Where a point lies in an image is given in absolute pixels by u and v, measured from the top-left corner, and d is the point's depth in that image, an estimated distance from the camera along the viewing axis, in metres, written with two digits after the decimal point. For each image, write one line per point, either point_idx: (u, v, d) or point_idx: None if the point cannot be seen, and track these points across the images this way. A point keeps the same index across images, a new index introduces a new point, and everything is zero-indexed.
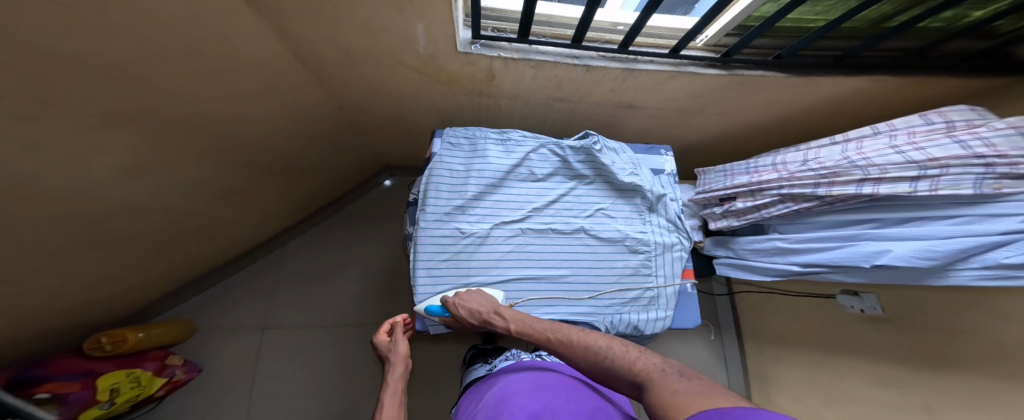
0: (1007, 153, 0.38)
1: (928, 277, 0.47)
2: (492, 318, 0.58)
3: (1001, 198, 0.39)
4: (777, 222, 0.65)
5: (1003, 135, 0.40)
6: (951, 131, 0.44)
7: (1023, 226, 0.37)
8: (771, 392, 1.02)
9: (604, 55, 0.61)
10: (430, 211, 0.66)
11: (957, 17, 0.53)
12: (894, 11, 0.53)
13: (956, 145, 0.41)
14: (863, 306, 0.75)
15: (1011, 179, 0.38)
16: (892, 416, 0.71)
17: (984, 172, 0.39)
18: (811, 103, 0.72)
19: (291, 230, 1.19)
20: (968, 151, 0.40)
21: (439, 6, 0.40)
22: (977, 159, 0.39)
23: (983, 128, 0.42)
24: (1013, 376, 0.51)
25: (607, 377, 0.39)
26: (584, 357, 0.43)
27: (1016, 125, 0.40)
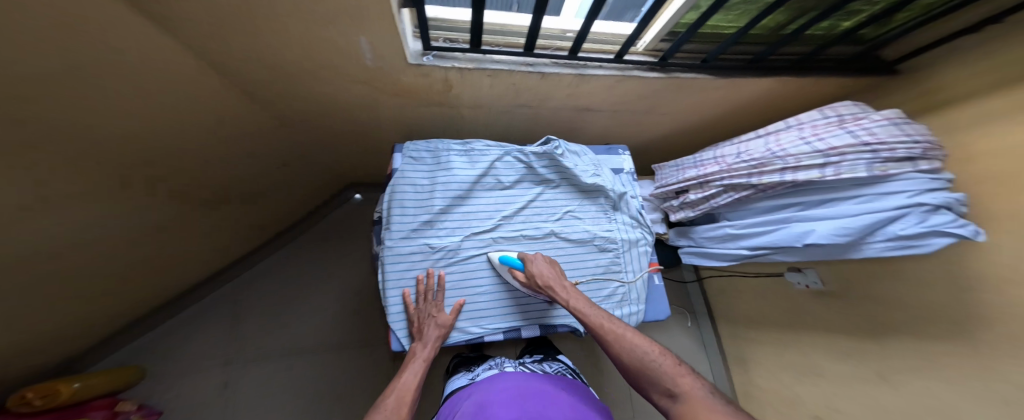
0: (888, 141, 0.46)
1: (850, 252, 0.52)
2: (553, 287, 0.59)
3: (891, 178, 0.47)
4: (725, 210, 0.70)
5: (882, 125, 0.48)
6: (844, 123, 0.52)
7: (908, 201, 0.44)
8: (748, 371, 1.08)
9: (556, 62, 0.64)
10: (395, 229, 0.66)
11: (832, 27, 0.64)
12: (787, 19, 0.61)
13: (848, 135, 0.49)
14: (807, 281, 0.83)
15: (893, 163, 0.46)
16: (844, 380, 0.77)
17: (873, 157, 0.47)
18: (748, 99, 0.79)
19: (256, 253, 1.15)
20: (857, 139, 0.48)
21: (379, 18, 0.39)
22: (865, 147, 0.47)
23: (866, 120, 0.50)
24: (940, 334, 0.57)
25: (641, 374, 0.45)
26: (625, 350, 0.48)
27: (889, 117, 0.49)
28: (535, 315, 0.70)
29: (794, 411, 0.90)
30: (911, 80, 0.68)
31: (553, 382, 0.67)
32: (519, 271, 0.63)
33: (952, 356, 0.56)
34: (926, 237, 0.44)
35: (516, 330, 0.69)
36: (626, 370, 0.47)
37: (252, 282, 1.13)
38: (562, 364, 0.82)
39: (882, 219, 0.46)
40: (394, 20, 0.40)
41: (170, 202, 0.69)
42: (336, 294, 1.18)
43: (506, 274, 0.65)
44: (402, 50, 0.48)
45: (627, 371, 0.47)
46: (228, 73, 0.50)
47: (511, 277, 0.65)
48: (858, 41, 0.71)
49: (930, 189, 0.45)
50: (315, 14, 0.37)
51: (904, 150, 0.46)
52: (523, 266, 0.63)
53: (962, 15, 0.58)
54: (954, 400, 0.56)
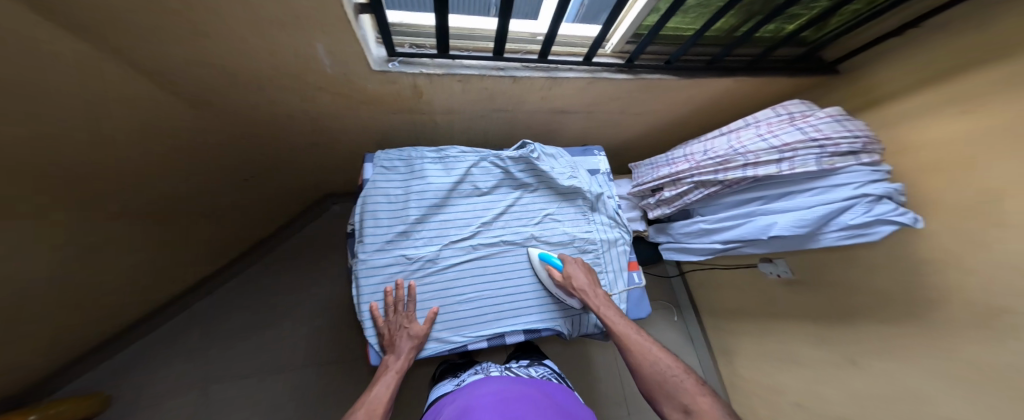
0: (833, 136, 0.50)
1: (810, 242, 0.55)
2: (587, 292, 0.62)
3: (838, 171, 0.51)
4: (698, 206, 0.73)
5: (827, 122, 0.52)
6: (794, 120, 0.56)
7: (855, 192, 0.48)
8: (734, 363, 1.09)
9: (527, 65, 0.64)
10: (369, 242, 0.64)
11: (778, 30, 0.69)
12: (738, 23, 0.66)
13: (798, 131, 0.53)
14: (778, 270, 0.87)
15: (839, 156, 0.50)
16: (819, 368, 0.80)
17: (821, 151, 0.50)
18: (713, 98, 0.82)
19: (225, 271, 1.08)
20: (806, 136, 0.51)
21: (332, 24, 0.38)
22: (813, 142, 0.51)
23: (813, 117, 0.54)
24: (895, 316, 0.62)
25: (660, 387, 0.49)
26: (648, 361, 0.52)
27: (832, 114, 0.53)
28: (555, 316, 0.70)
29: (777, 400, 0.92)
30: (856, 78, 0.74)
31: (538, 386, 0.67)
32: (557, 271, 0.65)
33: (911, 337, 0.59)
34: (872, 226, 0.48)
35: (500, 336, 0.68)
36: (643, 380, 0.51)
37: (220, 303, 1.06)
38: (549, 369, 0.81)
39: (835, 209, 0.49)
40: (350, 25, 0.39)
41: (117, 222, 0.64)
42: (314, 308, 1.13)
43: (541, 271, 0.67)
44: (363, 56, 0.47)
45: (645, 382, 0.50)
46: (174, 83, 0.47)
47: (545, 275, 0.68)
48: (802, 43, 0.76)
49: (872, 180, 0.49)
50: (262, 20, 0.36)
51: (847, 144, 0.49)
52: (561, 266, 0.66)
53: (887, 19, 0.65)
54: (917, 379, 0.58)
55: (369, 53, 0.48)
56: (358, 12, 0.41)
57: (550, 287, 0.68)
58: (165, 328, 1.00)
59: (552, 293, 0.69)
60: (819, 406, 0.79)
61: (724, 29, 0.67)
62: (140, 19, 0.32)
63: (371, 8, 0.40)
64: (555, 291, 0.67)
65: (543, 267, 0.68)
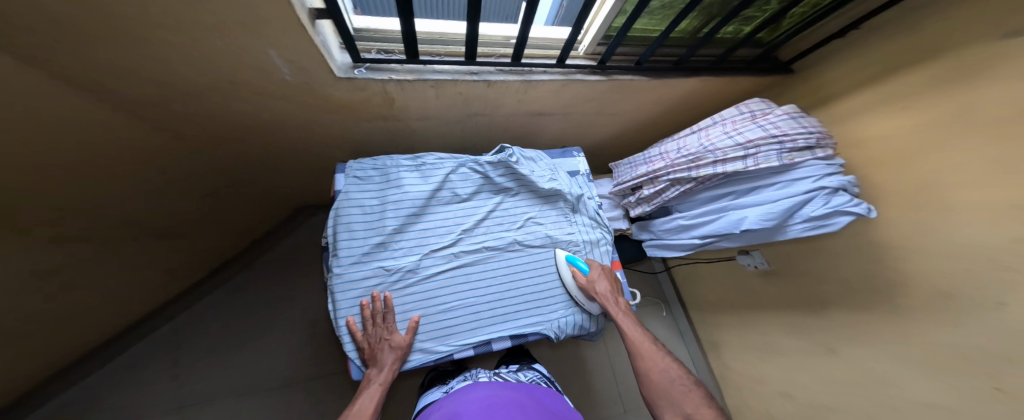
0: (790, 133, 0.54)
1: (778, 235, 0.57)
2: (606, 297, 0.64)
3: (798, 166, 0.54)
4: (676, 203, 0.74)
5: (785, 119, 0.57)
6: (755, 118, 0.60)
7: (812, 185, 0.51)
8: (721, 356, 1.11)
9: (501, 69, 0.64)
10: (344, 255, 0.61)
11: (737, 31, 0.73)
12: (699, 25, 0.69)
13: (760, 129, 0.56)
14: (755, 262, 0.90)
15: (796, 152, 0.54)
16: (799, 357, 0.82)
17: (781, 147, 0.54)
18: (685, 98, 0.85)
19: (192, 292, 1.03)
20: (767, 132, 0.55)
21: (286, 32, 0.37)
22: (773, 138, 0.55)
23: (772, 115, 0.59)
24: (862, 300, 0.65)
25: (663, 394, 0.50)
26: (656, 368, 0.54)
27: (788, 112, 0.58)
28: (543, 319, 0.69)
29: (763, 390, 0.94)
30: (812, 76, 0.78)
31: (526, 392, 0.65)
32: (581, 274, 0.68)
33: (877, 320, 0.62)
34: (832, 217, 0.51)
35: (486, 344, 0.66)
36: (648, 386, 0.53)
37: (190, 325, 1.01)
38: (538, 373, 0.80)
39: (799, 202, 0.52)
40: (305, 32, 0.37)
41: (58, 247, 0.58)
42: (294, 327, 1.08)
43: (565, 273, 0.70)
44: (323, 63, 0.45)
45: (649, 388, 0.52)
46: (115, 97, 0.44)
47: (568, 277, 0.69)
48: (758, 44, 0.80)
49: (828, 173, 0.52)
50: (201, 27, 0.33)
51: (803, 140, 0.54)
52: (586, 270, 0.69)
53: (833, 20, 0.69)
54: (887, 363, 0.61)
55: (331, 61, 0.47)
56: (314, 18, 0.39)
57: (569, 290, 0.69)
58: (129, 356, 0.94)
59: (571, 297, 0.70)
60: (802, 395, 0.81)
61: (688, 30, 0.70)
62: (61, 33, 0.29)
63: (326, 14, 0.38)
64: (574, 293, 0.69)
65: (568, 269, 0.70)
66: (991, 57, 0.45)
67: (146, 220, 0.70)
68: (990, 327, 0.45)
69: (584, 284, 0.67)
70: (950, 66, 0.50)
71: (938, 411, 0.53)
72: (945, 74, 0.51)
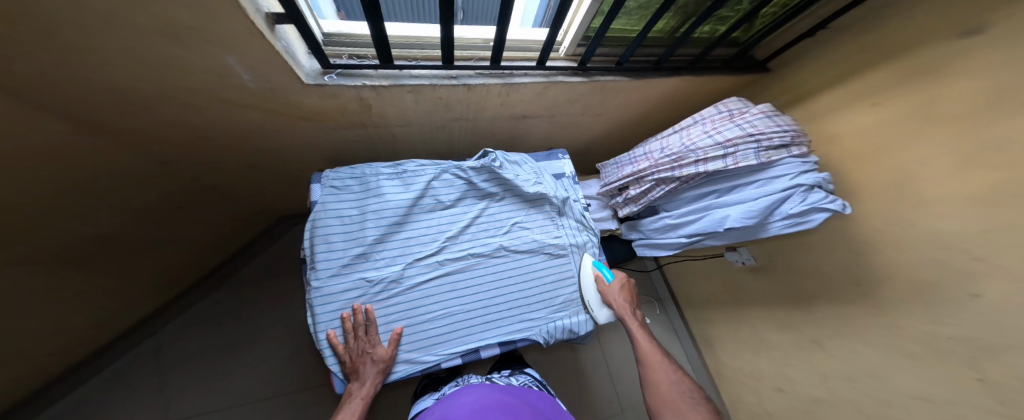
0: (766, 132, 0.55)
1: (760, 232, 0.58)
2: (625, 307, 0.66)
3: (775, 164, 0.55)
4: (662, 202, 0.74)
5: (761, 118, 0.58)
6: (733, 117, 0.61)
7: (789, 183, 0.52)
8: (715, 352, 1.12)
9: (480, 72, 0.63)
10: (322, 268, 0.59)
11: (713, 30, 0.74)
12: (675, 27, 0.71)
13: (737, 128, 0.57)
14: (743, 258, 0.90)
15: (773, 150, 0.55)
16: (788, 351, 0.83)
17: (758, 146, 0.55)
18: (667, 97, 0.86)
19: (164, 312, 0.97)
20: (744, 131, 0.56)
21: (242, 38, 0.35)
22: (751, 137, 0.56)
23: (748, 114, 0.60)
24: (847, 293, 0.65)
25: (669, 405, 0.52)
26: (665, 379, 0.55)
27: (764, 110, 0.59)
28: (534, 325, 0.68)
29: (757, 385, 0.94)
30: (787, 73, 0.79)
31: (517, 395, 0.63)
32: (605, 282, 0.69)
33: (861, 312, 0.63)
34: (809, 214, 0.52)
35: (474, 352, 0.65)
36: (655, 396, 0.54)
37: (164, 347, 0.96)
38: (530, 377, 0.79)
39: (777, 200, 0.52)
40: (263, 38, 0.36)
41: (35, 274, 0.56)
42: (280, 342, 1.04)
43: (589, 278, 0.71)
44: (289, 69, 0.44)
45: (656, 398, 0.54)
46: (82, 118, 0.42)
47: (592, 283, 0.71)
48: (734, 43, 0.82)
49: (803, 171, 0.53)
50: (149, 35, 0.31)
51: (778, 138, 0.55)
52: (610, 279, 0.69)
53: (801, 21, 0.72)
54: (873, 356, 0.62)
55: (297, 67, 0.45)
56: (274, 22, 0.38)
57: (586, 296, 0.70)
58: (95, 385, 0.88)
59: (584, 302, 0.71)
60: (794, 389, 0.82)
61: (665, 30, 0.71)
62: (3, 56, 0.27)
63: (284, 19, 0.37)
64: (588, 298, 0.69)
65: (592, 272, 0.72)
66: (958, 55, 0.46)
67: (112, 239, 0.66)
68: (965, 318, 0.46)
69: (605, 292, 0.68)
70: (917, 63, 0.52)
71: (923, 401, 0.54)
72: (911, 71, 0.52)
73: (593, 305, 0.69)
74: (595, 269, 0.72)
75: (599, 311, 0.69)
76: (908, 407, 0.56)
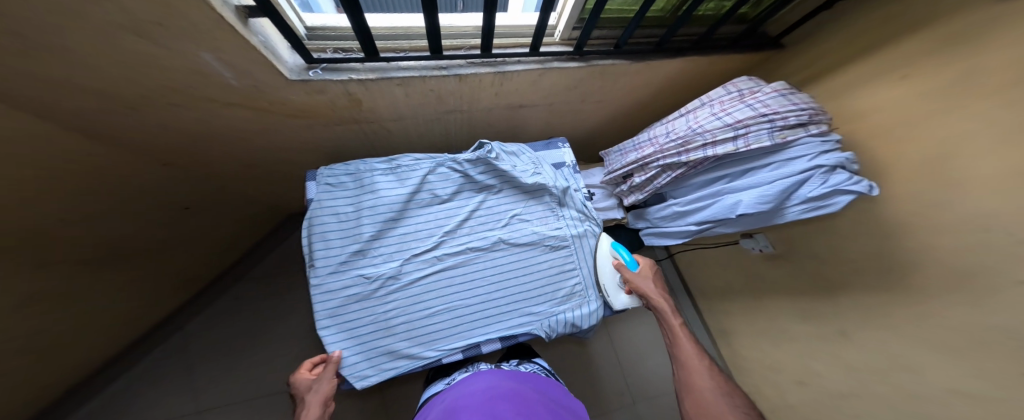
0: (780, 111, 0.50)
1: (775, 218, 0.54)
2: (659, 299, 0.62)
3: (791, 144, 0.51)
4: (669, 189, 0.70)
5: (773, 96, 0.53)
6: (743, 97, 0.56)
7: (808, 164, 0.47)
8: (733, 346, 1.06)
9: (472, 62, 0.61)
10: (320, 265, 0.60)
11: (718, 7, 0.68)
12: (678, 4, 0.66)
13: (748, 108, 0.53)
14: (759, 246, 0.86)
15: (788, 130, 0.50)
16: (813, 343, 0.78)
17: (772, 126, 0.51)
18: (673, 78, 0.81)
19: (183, 311, 1.01)
20: (756, 111, 0.52)
21: (214, 34, 0.34)
22: (764, 118, 0.51)
23: (760, 93, 0.55)
24: (874, 280, 0.60)
25: (711, 412, 0.47)
26: (707, 384, 0.50)
27: (776, 88, 0.54)
28: (535, 319, 0.66)
29: (778, 379, 0.90)
30: (803, 46, 0.73)
31: (528, 381, 0.62)
32: (629, 270, 0.67)
33: (891, 300, 0.58)
34: (830, 197, 0.47)
35: (475, 346, 0.64)
36: (692, 398, 0.50)
37: (183, 345, 1.00)
38: (538, 365, 0.77)
39: (794, 183, 0.48)
40: (235, 33, 0.35)
41: (56, 277, 0.59)
42: (294, 338, 1.07)
43: (609, 261, 0.70)
44: (266, 64, 0.43)
45: (693, 402, 0.49)
46: (73, 127, 0.43)
47: (611, 267, 0.69)
48: (743, 19, 0.75)
49: (822, 151, 0.49)
50: (114, 37, 0.31)
51: (794, 117, 0.50)
52: (635, 267, 0.67)
53: None
54: (908, 349, 0.57)
55: (279, 63, 0.44)
56: (246, 16, 0.37)
57: (602, 278, 0.69)
58: (120, 385, 0.92)
59: (600, 287, 0.70)
60: (818, 383, 0.77)
61: (668, 9, 0.66)
62: None
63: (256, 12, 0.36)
64: (605, 283, 0.68)
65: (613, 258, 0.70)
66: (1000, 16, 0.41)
67: (124, 241, 0.69)
68: (1010, 307, 0.41)
69: (631, 280, 0.66)
70: (954, 23, 0.46)
71: (962, 398, 0.49)
72: (945, 35, 0.46)
73: (610, 290, 0.68)
74: (614, 251, 0.71)
75: (616, 297, 0.68)
76: (945, 404, 0.51)
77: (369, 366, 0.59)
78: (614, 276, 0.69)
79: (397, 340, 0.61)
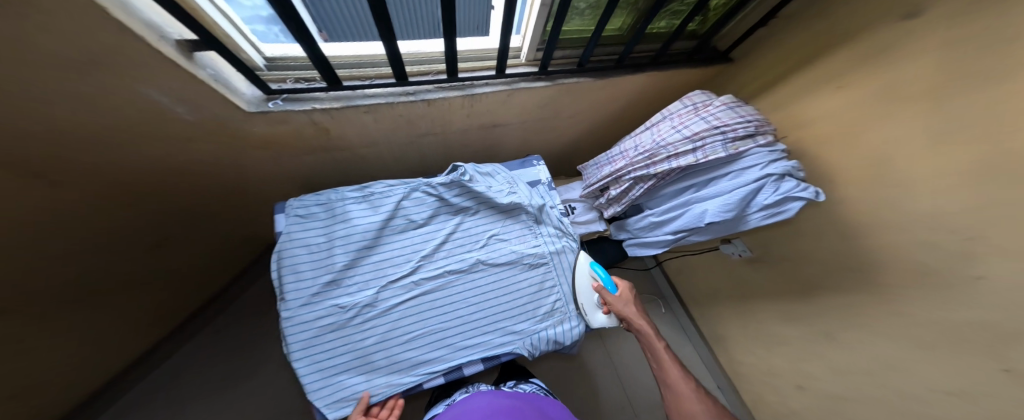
0: (730, 123, 0.53)
1: (740, 226, 0.55)
2: (641, 322, 0.61)
3: (745, 154, 0.53)
4: (644, 200, 0.71)
5: (724, 109, 0.56)
6: (698, 110, 0.59)
7: (761, 172, 0.49)
8: (729, 352, 1.03)
9: (440, 86, 0.63)
10: (292, 298, 0.58)
11: (667, 26, 0.72)
12: (631, 24, 0.69)
13: (703, 121, 0.56)
14: (738, 250, 0.86)
15: (740, 141, 0.53)
16: (803, 346, 0.77)
17: (724, 138, 0.53)
18: (635, 93, 0.84)
19: (147, 360, 0.92)
20: (709, 124, 0.54)
21: (155, 68, 0.36)
22: (717, 130, 0.54)
23: (713, 106, 0.58)
24: (847, 280, 0.61)
25: None
26: (700, 411, 0.49)
27: (725, 101, 0.58)
28: (517, 339, 0.65)
29: (777, 384, 0.87)
30: (748, 59, 0.78)
31: (527, 399, 0.60)
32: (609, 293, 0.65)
33: (866, 299, 0.58)
34: (784, 204, 0.49)
35: (457, 369, 0.62)
36: None
37: (150, 395, 0.92)
38: (535, 384, 0.74)
39: (751, 191, 0.49)
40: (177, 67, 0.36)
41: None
42: (271, 372, 1.01)
43: (587, 281, 0.68)
44: (221, 97, 0.45)
45: None
46: None
47: (590, 289, 0.67)
48: (692, 36, 0.79)
49: (771, 160, 0.51)
50: (68, 82, 0.32)
51: (743, 129, 0.53)
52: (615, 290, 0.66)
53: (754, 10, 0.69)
54: (889, 344, 0.56)
55: (234, 96, 0.47)
56: (189, 50, 0.39)
57: (580, 298, 0.67)
58: None
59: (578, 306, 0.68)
60: (817, 389, 0.74)
61: (623, 28, 0.70)
62: None
63: (198, 47, 0.38)
64: (582, 301, 0.67)
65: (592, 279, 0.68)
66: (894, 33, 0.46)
67: (94, 285, 0.66)
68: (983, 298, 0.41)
69: (613, 305, 0.64)
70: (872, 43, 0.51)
71: (954, 396, 0.48)
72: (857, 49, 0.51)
73: (589, 308, 0.67)
74: (591, 270, 0.69)
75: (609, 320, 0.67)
76: (940, 404, 0.50)
77: (347, 395, 0.56)
78: (591, 295, 0.67)
79: (377, 368, 0.58)
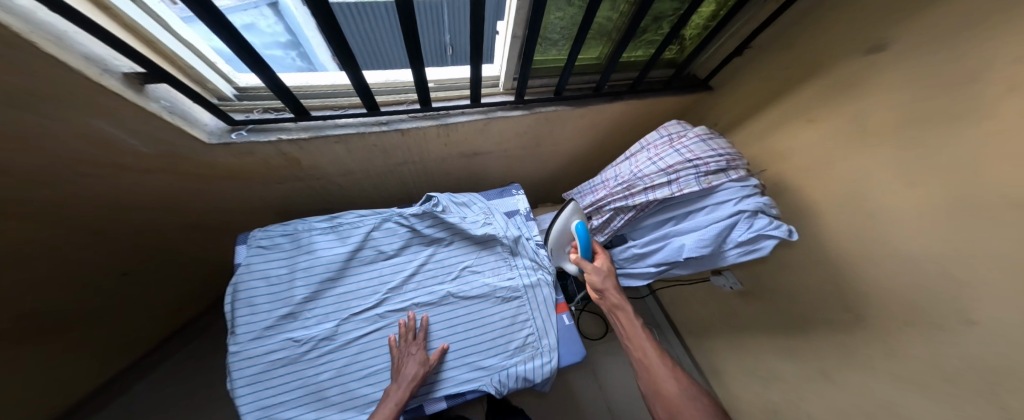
0: (702, 157, 0.53)
1: (718, 261, 0.52)
2: (614, 291, 0.57)
3: (717, 189, 0.52)
4: (626, 231, 0.68)
5: (696, 142, 0.56)
6: (673, 142, 0.59)
7: (735, 207, 0.48)
8: (727, 388, 0.95)
9: (414, 116, 0.63)
10: (242, 331, 0.54)
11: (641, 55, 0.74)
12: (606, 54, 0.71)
13: (676, 154, 0.55)
14: (728, 282, 0.84)
15: (712, 175, 0.52)
16: (802, 387, 0.70)
17: (696, 171, 0.53)
18: (615, 121, 0.85)
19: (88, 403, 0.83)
20: (682, 157, 0.54)
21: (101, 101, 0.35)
22: (689, 164, 0.53)
23: (684, 138, 0.58)
24: (840, 316, 0.57)
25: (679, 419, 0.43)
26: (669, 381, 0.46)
27: (698, 134, 0.58)
28: (485, 377, 0.59)
29: None
30: (725, 90, 0.79)
31: None
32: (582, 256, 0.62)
33: (863, 339, 0.54)
34: (758, 241, 0.47)
35: (417, 408, 0.56)
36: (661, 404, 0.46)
37: None
38: None
39: (725, 226, 0.48)
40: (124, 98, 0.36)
41: None
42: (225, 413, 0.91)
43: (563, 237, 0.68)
44: (179, 129, 0.44)
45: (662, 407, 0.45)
46: None
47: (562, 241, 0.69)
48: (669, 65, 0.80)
49: (744, 196, 0.50)
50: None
51: (714, 163, 0.52)
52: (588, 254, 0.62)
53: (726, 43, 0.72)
54: (890, 388, 0.51)
55: (193, 127, 0.46)
56: (138, 81, 0.39)
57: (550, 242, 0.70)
58: None
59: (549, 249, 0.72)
60: None
61: (599, 57, 0.71)
62: None
63: (145, 79, 0.38)
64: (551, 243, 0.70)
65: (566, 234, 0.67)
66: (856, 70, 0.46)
67: (39, 320, 0.61)
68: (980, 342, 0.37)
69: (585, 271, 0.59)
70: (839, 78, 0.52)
71: None
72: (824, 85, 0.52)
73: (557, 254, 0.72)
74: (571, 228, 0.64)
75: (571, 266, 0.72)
76: None
77: None
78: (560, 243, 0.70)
79: (327, 408, 0.53)
